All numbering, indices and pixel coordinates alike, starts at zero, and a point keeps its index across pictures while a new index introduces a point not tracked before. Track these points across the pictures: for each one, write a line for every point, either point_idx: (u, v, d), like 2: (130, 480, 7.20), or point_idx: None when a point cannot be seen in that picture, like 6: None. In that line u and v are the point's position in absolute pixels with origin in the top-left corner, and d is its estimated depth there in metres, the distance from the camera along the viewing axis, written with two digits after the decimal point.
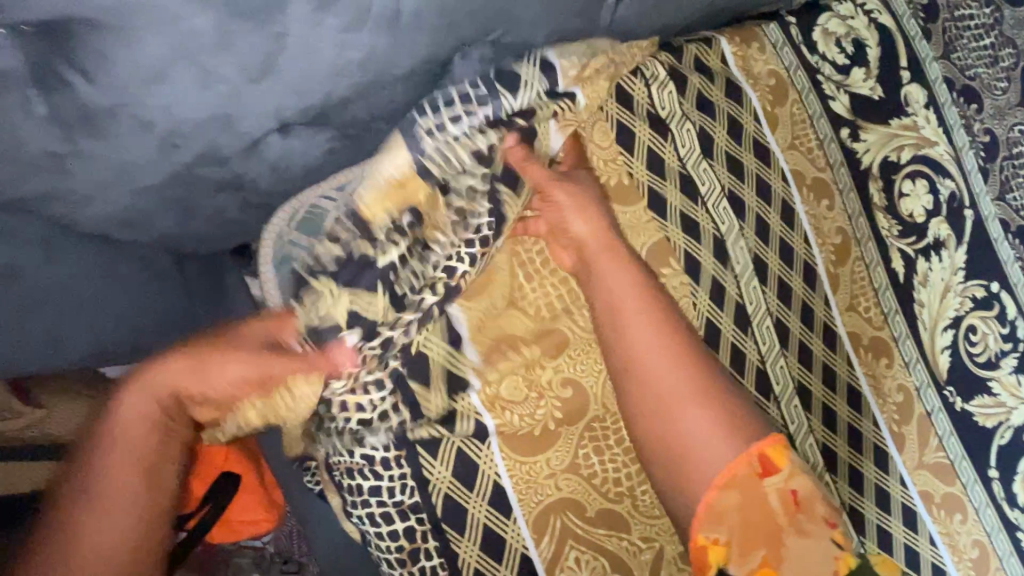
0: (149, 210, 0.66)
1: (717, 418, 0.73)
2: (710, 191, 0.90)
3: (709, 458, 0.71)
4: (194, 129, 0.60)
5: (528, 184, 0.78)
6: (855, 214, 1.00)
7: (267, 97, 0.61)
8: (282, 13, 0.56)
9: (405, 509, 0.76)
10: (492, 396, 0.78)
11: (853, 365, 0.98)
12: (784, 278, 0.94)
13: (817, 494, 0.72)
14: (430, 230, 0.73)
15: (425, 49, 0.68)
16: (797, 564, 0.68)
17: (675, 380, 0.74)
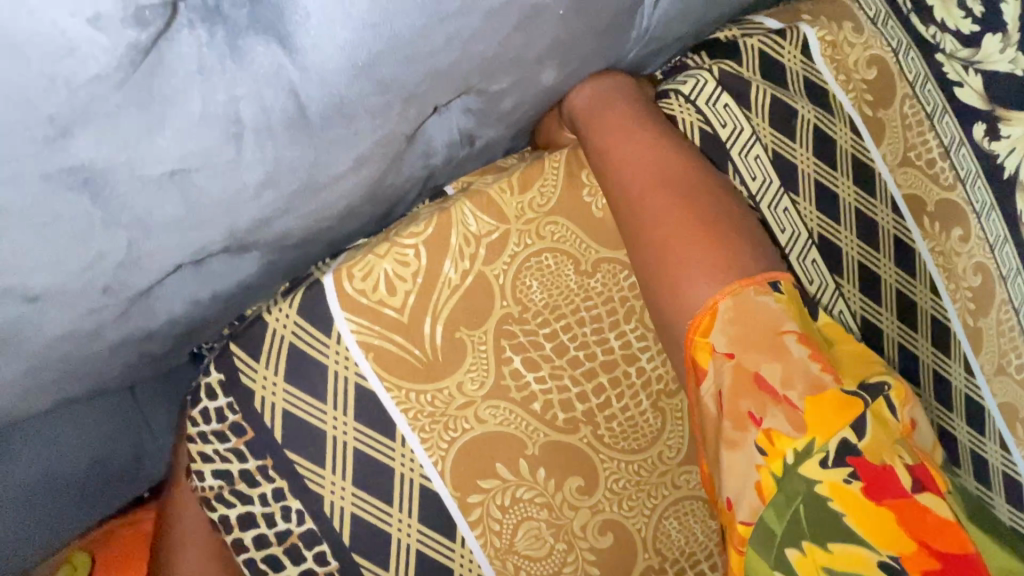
0: (30, 403, 0.48)
1: (695, 242, 0.51)
2: (792, 241, 0.66)
3: (704, 269, 0.49)
4: (39, 330, 0.41)
5: (489, 230, 0.56)
6: (998, 241, 0.71)
7: (139, 266, 0.42)
8: (49, 180, 0.34)
9: None
10: (506, 557, 0.55)
11: (1010, 450, 0.70)
12: (908, 346, 0.70)
13: (763, 385, 0.45)
14: (392, 365, 0.53)
15: (370, 138, 0.45)
16: (730, 483, 0.46)
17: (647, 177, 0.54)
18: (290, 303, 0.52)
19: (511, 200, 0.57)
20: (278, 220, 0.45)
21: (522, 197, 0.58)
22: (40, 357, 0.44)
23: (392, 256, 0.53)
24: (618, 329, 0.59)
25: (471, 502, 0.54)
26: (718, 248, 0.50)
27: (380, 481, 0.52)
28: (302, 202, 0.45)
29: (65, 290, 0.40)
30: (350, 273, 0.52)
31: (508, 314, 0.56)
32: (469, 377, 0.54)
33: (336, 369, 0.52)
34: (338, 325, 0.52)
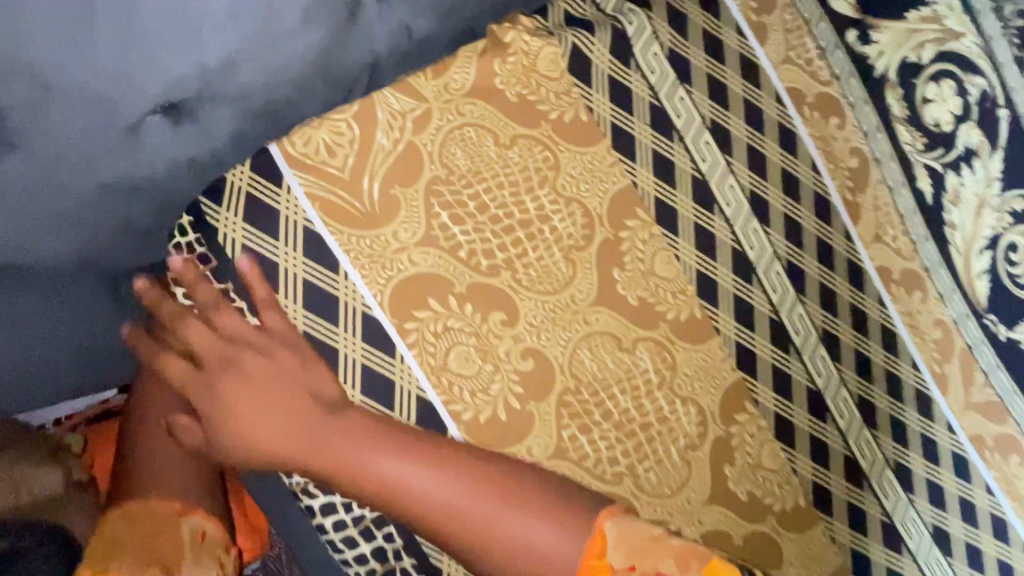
0: (36, 236, 0.57)
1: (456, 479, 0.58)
2: (688, 124, 0.77)
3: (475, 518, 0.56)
4: (44, 131, 0.53)
5: (419, 104, 0.66)
6: (871, 129, 0.86)
7: (132, 82, 0.53)
8: None
9: (366, 525, 0.63)
10: (440, 374, 0.65)
11: (886, 304, 0.86)
12: (792, 216, 0.82)
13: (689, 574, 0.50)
14: (336, 208, 0.62)
15: None
16: None
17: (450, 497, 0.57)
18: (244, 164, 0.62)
19: (427, 83, 0.67)
20: (241, 68, 0.58)
21: (438, 82, 0.68)
22: (42, 168, 0.54)
23: (327, 127, 0.63)
24: (532, 193, 0.69)
25: (409, 328, 0.64)
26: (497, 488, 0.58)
27: (330, 305, 0.62)
28: (259, 50, 0.58)
29: (82, 79, 0.51)
30: (292, 141, 0.62)
31: (437, 177, 0.66)
32: (402, 228, 0.64)
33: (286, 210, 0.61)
34: (285, 179, 0.62)
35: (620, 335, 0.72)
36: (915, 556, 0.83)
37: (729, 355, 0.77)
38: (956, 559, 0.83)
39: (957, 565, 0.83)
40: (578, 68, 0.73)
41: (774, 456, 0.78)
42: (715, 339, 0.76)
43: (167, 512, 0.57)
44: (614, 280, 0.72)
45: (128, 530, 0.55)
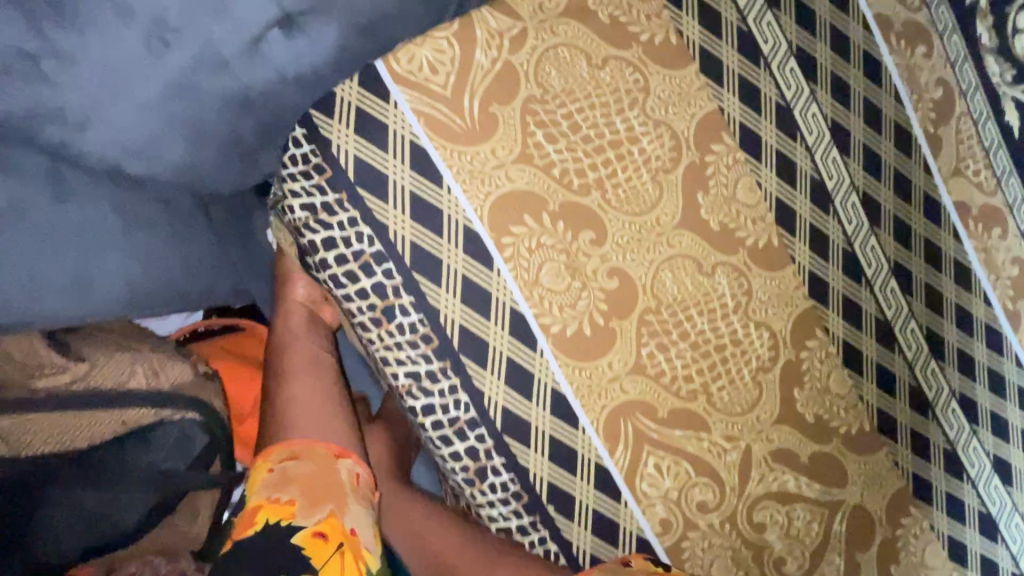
0: (161, 143, 0.60)
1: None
2: (774, 50, 0.77)
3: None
4: (196, 28, 0.54)
5: (515, 24, 0.68)
6: (959, 60, 0.85)
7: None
8: None
9: (461, 426, 0.67)
10: (532, 288, 0.68)
11: (962, 240, 0.86)
12: (871, 146, 0.81)
13: None
14: (440, 126, 0.65)
15: None
16: None
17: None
18: (353, 82, 0.65)
19: (522, 3, 0.68)
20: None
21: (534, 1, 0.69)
22: (189, 72, 0.56)
23: (430, 45, 0.66)
24: (623, 115, 0.71)
25: (505, 242, 0.67)
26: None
27: (434, 217, 0.65)
28: None
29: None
30: (398, 58, 0.65)
31: (532, 96, 0.68)
32: (499, 146, 0.67)
33: (393, 125, 0.65)
34: (394, 95, 0.65)
35: (701, 258, 0.74)
36: (976, 484, 0.85)
37: (804, 283, 0.78)
38: (1014, 488, 0.87)
39: (1014, 494, 0.87)
40: None
41: (842, 382, 0.80)
42: (790, 267, 0.78)
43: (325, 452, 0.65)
44: (698, 203, 0.74)
45: (297, 462, 0.63)
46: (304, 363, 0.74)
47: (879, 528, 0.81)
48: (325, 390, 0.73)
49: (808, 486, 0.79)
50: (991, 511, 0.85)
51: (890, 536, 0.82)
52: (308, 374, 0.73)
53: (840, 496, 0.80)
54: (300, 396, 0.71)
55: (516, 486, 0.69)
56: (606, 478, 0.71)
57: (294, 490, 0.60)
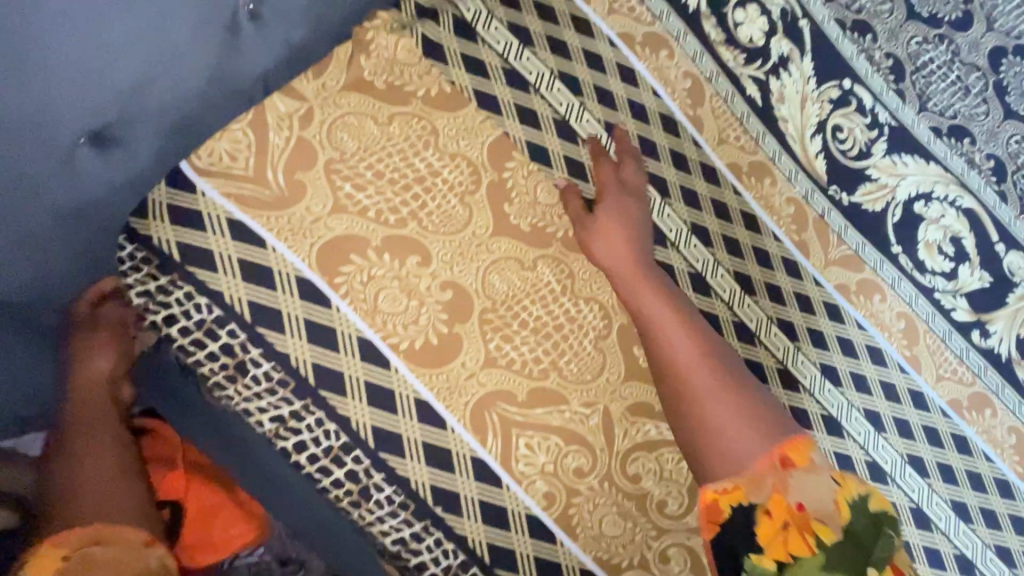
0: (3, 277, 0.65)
1: (728, 399, 0.78)
2: (539, 78, 0.92)
3: (688, 341, 0.81)
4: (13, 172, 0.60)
5: (304, 102, 0.80)
6: (697, 55, 1.04)
7: (60, 122, 0.60)
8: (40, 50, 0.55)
9: (336, 454, 0.74)
10: (374, 315, 0.77)
11: (741, 193, 1.03)
12: (644, 135, 0.98)
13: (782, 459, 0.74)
14: (248, 204, 0.75)
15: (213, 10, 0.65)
16: (801, 491, 0.71)
17: (667, 319, 0.81)
18: (161, 182, 0.74)
19: (307, 84, 0.80)
20: (157, 81, 0.65)
21: (316, 82, 0.81)
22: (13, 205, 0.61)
23: (226, 138, 0.76)
24: (420, 155, 0.83)
25: (338, 282, 0.76)
26: (723, 367, 0.80)
27: (264, 275, 0.74)
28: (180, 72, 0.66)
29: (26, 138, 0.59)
30: (198, 154, 0.75)
31: (331, 159, 0.79)
32: (313, 203, 0.77)
33: (210, 210, 0.74)
34: (199, 186, 0.74)
35: (522, 257, 0.86)
36: (813, 392, 0.99)
37: None
38: (846, 386, 1.01)
39: (847, 392, 1.00)
40: (432, 52, 0.87)
41: None
42: None
43: (134, 540, 0.63)
44: (506, 213, 0.86)
45: (99, 547, 0.60)
46: (98, 421, 0.73)
47: None
48: (120, 463, 0.71)
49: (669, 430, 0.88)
50: (833, 413, 0.99)
51: None
52: (100, 443, 0.71)
53: None
54: (97, 468, 0.69)
55: (399, 496, 0.76)
56: (483, 468, 0.79)
57: (97, 549, 0.60)
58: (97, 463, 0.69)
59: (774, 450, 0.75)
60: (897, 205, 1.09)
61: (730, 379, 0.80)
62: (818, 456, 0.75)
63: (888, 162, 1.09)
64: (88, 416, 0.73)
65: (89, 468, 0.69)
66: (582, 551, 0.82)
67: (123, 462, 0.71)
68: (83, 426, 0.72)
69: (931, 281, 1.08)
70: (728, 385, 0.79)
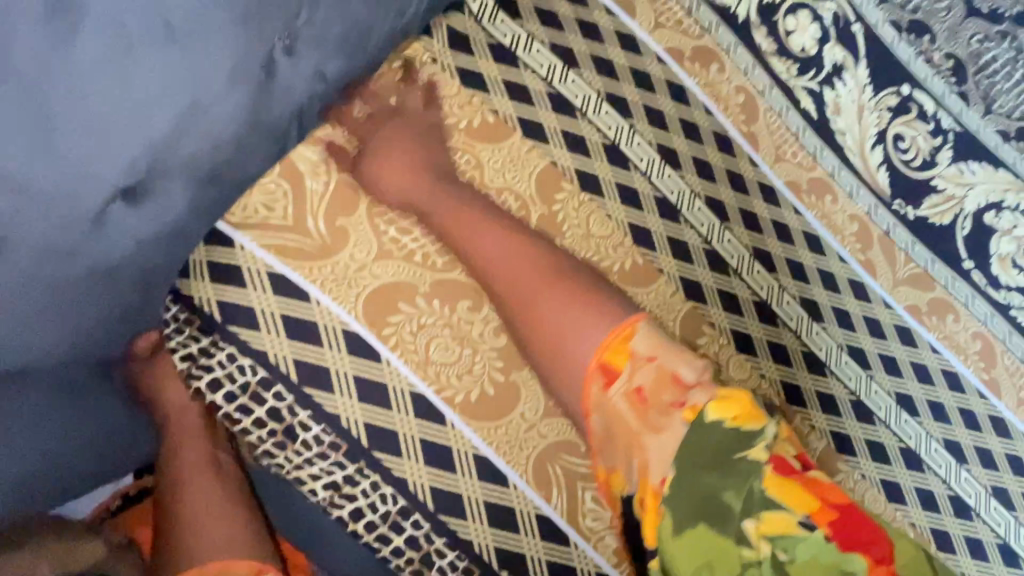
0: None
1: (584, 311, 0.70)
2: (586, 101, 0.86)
3: (545, 258, 0.74)
4: None
5: (347, 140, 0.78)
6: (749, 67, 0.99)
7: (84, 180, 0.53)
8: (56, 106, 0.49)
9: (394, 518, 0.69)
10: (426, 366, 0.72)
11: (802, 213, 0.97)
12: (699, 156, 0.92)
13: (653, 389, 0.66)
14: (292, 257, 0.71)
15: (227, 45, 0.57)
16: (659, 457, 0.64)
17: (521, 264, 0.73)
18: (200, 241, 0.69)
19: (337, 132, 0.77)
20: (186, 139, 0.58)
21: (345, 127, 0.77)
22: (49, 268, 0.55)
23: (260, 191, 0.72)
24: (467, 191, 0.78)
25: (388, 333, 0.72)
26: (599, 291, 0.72)
27: (310, 332, 0.70)
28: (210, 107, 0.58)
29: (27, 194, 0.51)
30: (232, 211, 0.71)
31: (374, 202, 0.76)
32: (356, 251, 0.73)
33: (253, 268, 0.70)
34: (239, 240, 0.70)
35: None
36: (888, 424, 0.92)
37: (679, 289, 0.86)
38: (924, 416, 0.93)
39: (924, 421, 0.93)
40: (472, 82, 0.83)
41: (740, 366, 0.86)
42: (661, 278, 0.85)
43: None
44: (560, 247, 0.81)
45: None
46: (198, 453, 0.67)
47: None
48: (228, 497, 0.66)
49: None
50: (911, 446, 0.92)
51: None
52: (203, 470, 0.66)
53: None
54: (204, 505, 0.65)
55: (463, 562, 0.70)
56: (550, 526, 0.73)
57: None
58: (206, 496, 0.65)
59: (601, 353, 0.68)
60: (967, 216, 0.95)
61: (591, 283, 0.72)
62: (639, 343, 0.67)
63: (956, 170, 0.94)
64: (188, 444, 0.67)
65: (201, 496, 0.65)
66: None
67: (237, 493, 0.67)
68: (187, 456, 0.67)
69: (1008, 298, 0.96)
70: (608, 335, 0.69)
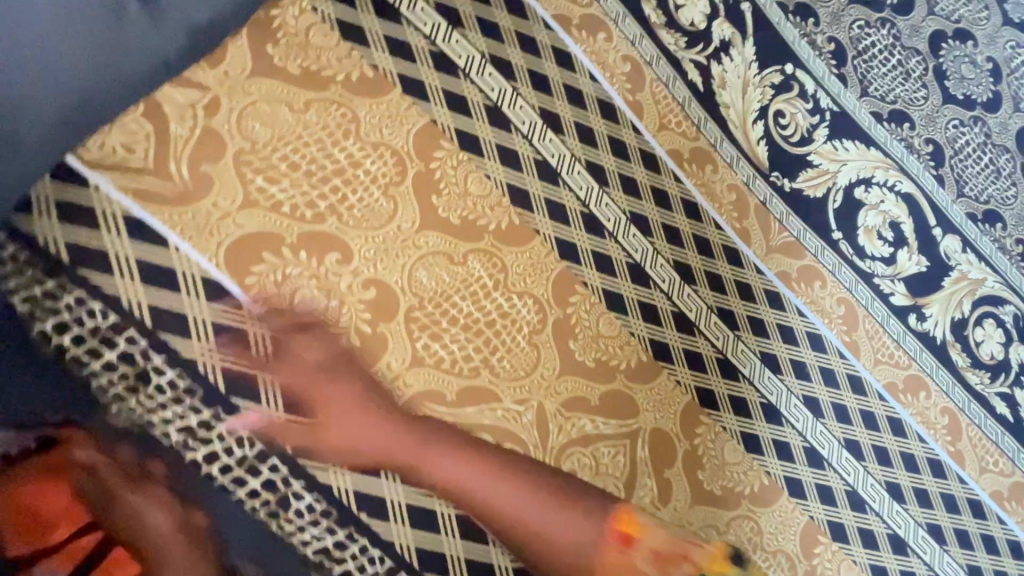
0: None
1: (479, 471, 0.79)
2: (469, 62, 0.88)
3: (353, 397, 0.75)
4: None
5: (215, 87, 0.75)
6: (636, 38, 1.01)
7: None
8: None
9: (251, 462, 0.70)
10: (289, 316, 0.73)
11: (681, 180, 1.00)
12: (581, 122, 0.94)
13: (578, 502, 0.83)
14: (151, 202, 0.69)
15: None
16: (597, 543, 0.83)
17: (382, 437, 0.75)
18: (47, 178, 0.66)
19: (208, 74, 0.75)
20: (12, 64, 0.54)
21: (218, 71, 0.75)
22: None
23: (118, 129, 0.70)
24: (340, 146, 0.79)
25: (249, 281, 0.72)
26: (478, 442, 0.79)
27: (168, 278, 0.69)
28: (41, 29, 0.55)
29: None
30: (88, 148, 0.68)
31: (242, 150, 0.74)
32: (220, 198, 0.72)
33: (108, 211, 0.68)
34: (92, 179, 0.68)
35: (450, 251, 0.82)
36: (752, 380, 0.97)
37: (553, 249, 0.88)
38: (786, 374, 0.99)
39: (786, 378, 0.99)
40: (351, 35, 0.82)
41: (609, 324, 0.90)
42: (536, 238, 0.88)
43: None
44: (434, 205, 0.82)
45: None
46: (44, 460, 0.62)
47: (680, 441, 0.91)
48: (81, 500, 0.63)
49: (606, 424, 0.87)
50: (772, 401, 0.97)
51: (691, 447, 0.91)
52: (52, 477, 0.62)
53: (636, 424, 0.89)
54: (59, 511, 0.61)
55: (321, 505, 0.72)
56: (411, 473, 0.76)
57: None
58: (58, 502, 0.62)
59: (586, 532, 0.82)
60: (838, 189, 1.10)
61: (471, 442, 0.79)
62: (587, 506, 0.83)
63: (828, 147, 1.10)
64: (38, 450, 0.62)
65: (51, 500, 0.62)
66: (518, 553, 0.79)
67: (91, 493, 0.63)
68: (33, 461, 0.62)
69: (869, 267, 1.09)
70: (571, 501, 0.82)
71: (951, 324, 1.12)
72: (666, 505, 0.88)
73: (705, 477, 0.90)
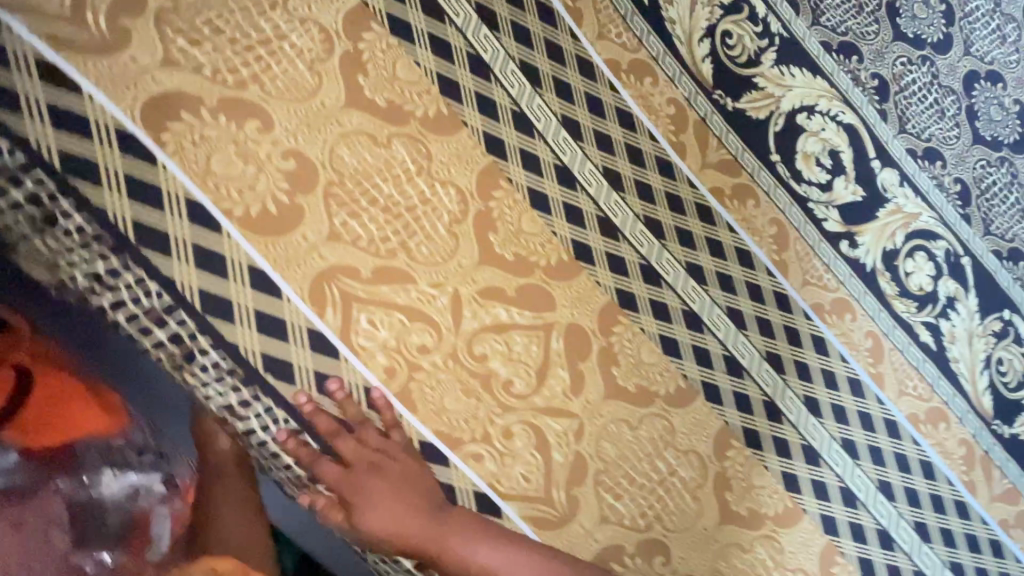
0: None
1: (386, 480, 0.77)
2: None
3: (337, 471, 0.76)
4: None
5: None
6: None
7: None
8: None
9: (157, 314, 0.71)
10: (205, 177, 0.74)
11: (618, 90, 1.01)
12: (519, 22, 0.95)
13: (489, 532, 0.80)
14: (64, 48, 0.70)
15: None
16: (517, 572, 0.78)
17: (397, 511, 0.76)
18: None
19: None
20: None
21: None
22: None
23: None
24: (266, 16, 0.79)
25: (163, 138, 0.72)
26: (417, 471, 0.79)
27: (80, 124, 0.69)
28: None
29: None
30: None
31: (164, 9, 0.74)
32: (138, 53, 0.72)
33: (19, 52, 0.68)
34: (4, 19, 0.68)
35: (375, 132, 0.83)
36: (675, 288, 0.99)
37: (481, 142, 0.89)
38: (710, 285, 1.01)
39: (710, 290, 1.01)
40: None
41: (533, 222, 0.91)
42: (463, 130, 0.88)
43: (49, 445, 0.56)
44: (360, 85, 0.83)
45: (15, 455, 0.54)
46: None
47: (595, 338, 0.93)
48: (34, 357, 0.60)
49: (520, 315, 0.89)
50: (693, 309, 1.00)
51: (607, 344, 0.93)
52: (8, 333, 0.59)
53: (553, 318, 0.91)
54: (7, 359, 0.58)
55: (227, 363, 0.74)
56: (320, 341, 0.78)
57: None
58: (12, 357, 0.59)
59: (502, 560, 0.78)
60: (780, 114, 1.11)
61: (435, 501, 0.78)
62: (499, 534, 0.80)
63: (776, 72, 1.11)
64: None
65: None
66: (423, 426, 0.82)
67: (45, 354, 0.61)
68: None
69: (805, 191, 1.11)
70: (482, 381, 0.86)
71: (883, 254, 1.15)
72: (578, 396, 0.91)
73: (620, 373, 0.93)
